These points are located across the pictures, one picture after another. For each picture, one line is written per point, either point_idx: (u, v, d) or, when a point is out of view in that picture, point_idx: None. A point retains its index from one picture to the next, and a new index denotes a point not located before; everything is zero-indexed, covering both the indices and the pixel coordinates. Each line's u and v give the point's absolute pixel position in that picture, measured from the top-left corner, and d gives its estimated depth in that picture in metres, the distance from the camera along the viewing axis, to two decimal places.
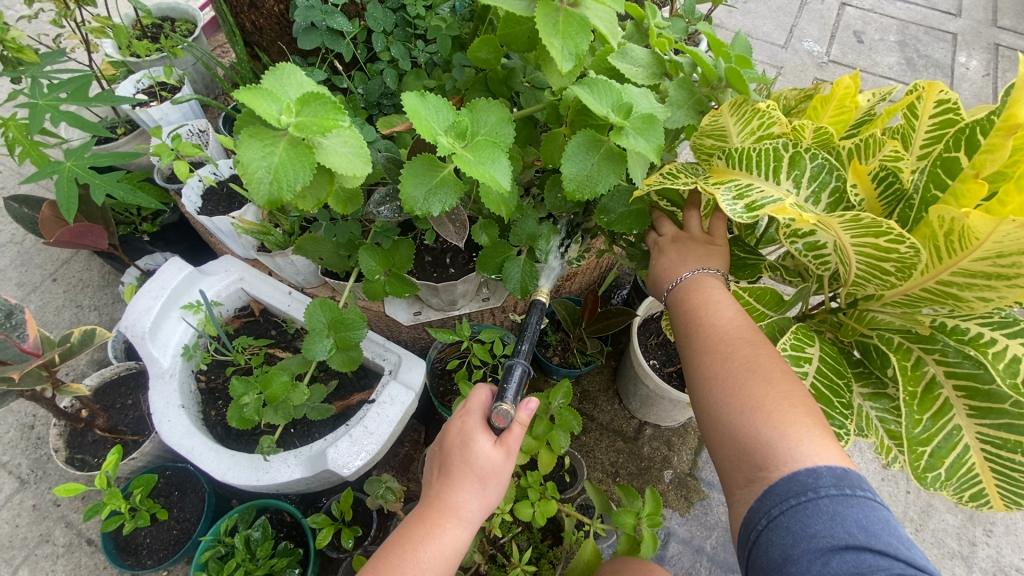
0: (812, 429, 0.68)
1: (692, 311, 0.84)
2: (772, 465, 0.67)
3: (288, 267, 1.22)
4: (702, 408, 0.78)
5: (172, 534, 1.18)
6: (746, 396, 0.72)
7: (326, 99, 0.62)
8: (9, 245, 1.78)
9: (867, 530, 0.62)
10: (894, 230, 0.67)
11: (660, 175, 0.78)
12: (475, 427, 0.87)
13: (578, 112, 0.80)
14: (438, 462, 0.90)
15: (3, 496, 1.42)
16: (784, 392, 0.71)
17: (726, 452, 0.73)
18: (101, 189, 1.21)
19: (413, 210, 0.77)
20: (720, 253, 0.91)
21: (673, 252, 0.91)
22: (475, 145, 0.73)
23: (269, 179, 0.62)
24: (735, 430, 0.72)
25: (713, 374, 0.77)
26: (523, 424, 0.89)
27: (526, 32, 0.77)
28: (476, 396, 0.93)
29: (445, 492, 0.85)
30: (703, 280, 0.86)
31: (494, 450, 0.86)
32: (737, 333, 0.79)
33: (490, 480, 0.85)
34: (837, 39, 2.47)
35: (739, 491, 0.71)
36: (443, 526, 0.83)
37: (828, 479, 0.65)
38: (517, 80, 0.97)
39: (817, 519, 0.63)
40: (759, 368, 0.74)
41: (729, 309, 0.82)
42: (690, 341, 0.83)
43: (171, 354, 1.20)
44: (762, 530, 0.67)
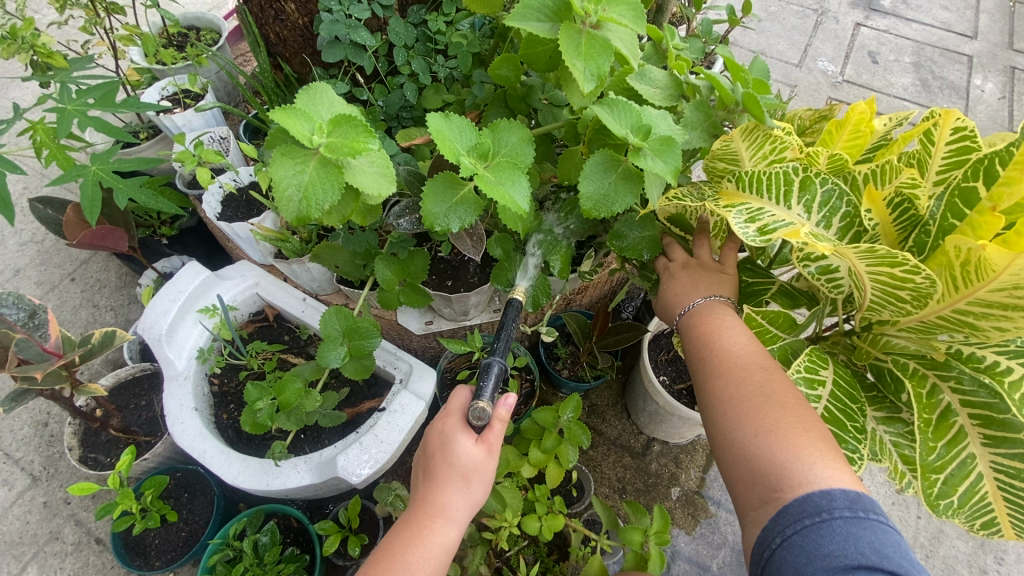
0: (823, 451, 0.69)
1: (700, 336, 0.85)
2: (784, 487, 0.67)
3: (304, 274, 1.24)
4: (714, 431, 0.78)
5: (181, 536, 1.19)
6: (759, 419, 0.72)
7: (357, 121, 0.64)
8: (31, 244, 1.82)
9: (879, 552, 0.61)
10: (909, 261, 0.67)
11: (671, 195, 0.83)
12: (456, 427, 0.87)
13: (596, 131, 0.82)
14: (424, 465, 0.90)
15: (15, 493, 1.44)
16: (796, 416, 0.72)
17: (739, 474, 0.73)
18: (124, 193, 1.24)
19: (433, 226, 0.78)
20: (730, 280, 0.92)
21: (684, 277, 0.93)
22: (496, 166, 0.74)
23: (298, 198, 0.63)
24: (747, 452, 0.72)
25: (723, 397, 0.77)
26: (502, 420, 0.89)
27: (549, 52, 0.78)
28: (456, 397, 0.93)
29: (432, 494, 0.85)
30: (714, 305, 0.87)
31: (475, 448, 0.85)
32: (745, 357, 0.80)
33: (474, 477, 0.86)
34: (852, 59, 2.48)
35: (753, 513, 0.71)
36: (431, 527, 0.84)
37: (841, 501, 0.64)
38: (536, 97, 0.99)
39: (831, 539, 0.63)
40: (770, 392, 0.75)
41: (736, 333, 0.83)
42: (700, 365, 0.84)
43: (186, 357, 1.21)
44: (775, 548, 0.66)
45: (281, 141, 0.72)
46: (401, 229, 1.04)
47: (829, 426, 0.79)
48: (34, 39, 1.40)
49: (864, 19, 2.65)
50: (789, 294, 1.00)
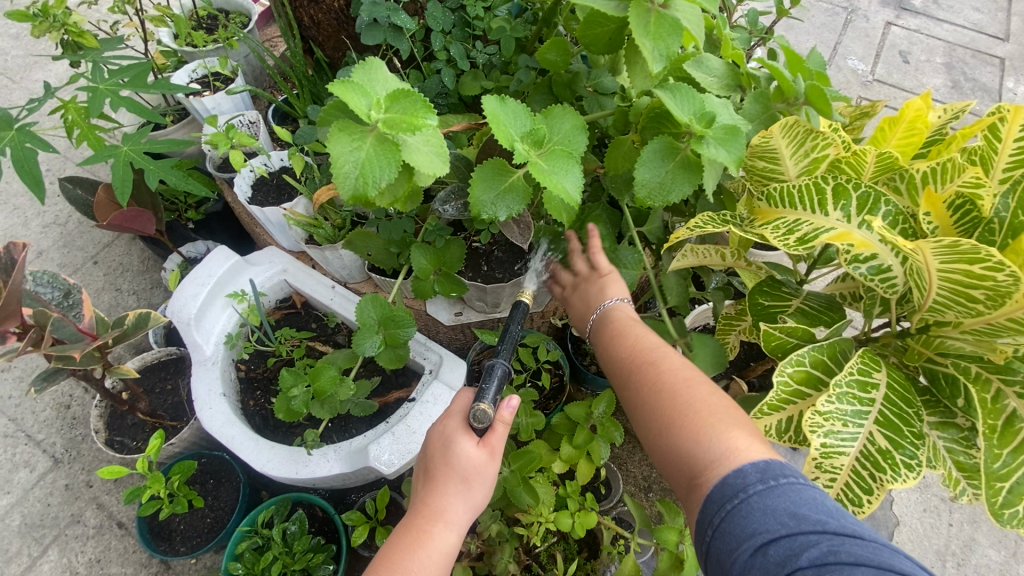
0: (721, 424, 0.67)
1: (608, 331, 0.81)
2: (700, 471, 0.65)
3: (335, 262, 1.22)
4: (635, 428, 0.75)
5: (206, 522, 1.17)
6: (662, 411, 0.70)
7: (417, 96, 0.62)
8: (54, 226, 1.81)
9: (797, 516, 0.58)
10: (993, 256, 0.63)
11: (690, 225, 0.80)
12: (456, 430, 0.84)
13: (652, 119, 0.79)
14: (423, 468, 0.87)
15: (37, 475, 1.43)
16: (691, 395, 0.70)
17: (665, 466, 0.70)
18: (155, 175, 1.22)
19: (481, 213, 0.76)
20: (614, 279, 0.87)
21: (577, 300, 0.89)
22: (550, 154, 0.72)
23: (356, 175, 0.61)
24: (663, 446, 0.70)
25: (631, 392, 0.75)
26: (505, 421, 0.85)
27: (608, 34, 0.76)
28: (460, 399, 0.91)
29: (431, 497, 0.82)
30: (608, 310, 0.83)
31: (477, 451, 0.83)
32: (643, 350, 0.77)
33: (474, 480, 0.82)
34: (882, 58, 2.43)
35: (686, 503, 0.68)
36: (431, 531, 0.80)
37: (752, 474, 0.62)
38: (581, 84, 0.96)
39: (752, 517, 0.60)
40: (666, 377, 0.72)
41: (638, 326, 0.80)
42: (607, 364, 0.81)
43: (214, 341, 1.20)
44: (709, 541, 0.63)
45: (335, 118, 0.70)
46: (447, 215, 0.98)
47: (882, 429, 0.74)
48: (66, 17, 1.38)
49: (895, 18, 2.61)
50: (808, 312, 0.90)
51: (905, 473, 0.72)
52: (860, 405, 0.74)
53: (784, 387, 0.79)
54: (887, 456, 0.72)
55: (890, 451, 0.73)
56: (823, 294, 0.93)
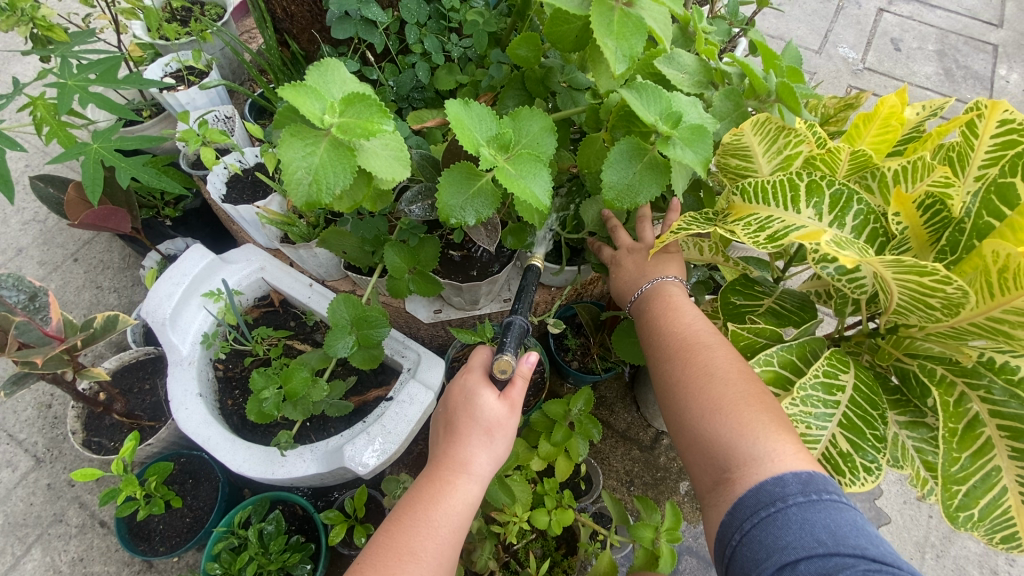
0: (769, 426, 0.67)
1: (658, 308, 0.83)
2: (736, 465, 0.66)
3: (311, 260, 1.21)
4: (669, 409, 0.77)
5: (186, 521, 1.17)
6: (706, 399, 0.71)
7: (371, 100, 0.60)
8: (33, 223, 1.79)
9: (836, 535, 0.59)
10: (939, 270, 0.61)
11: (673, 227, 0.76)
12: (479, 383, 0.85)
13: (621, 117, 0.77)
14: (444, 422, 0.88)
15: (19, 474, 1.43)
16: (740, 389, 0.71)
17: (696, 456, 0.72)
18: (127, 172, 1.20)
19: (449, 219, 0.75)
20: (676, 258, 0.90)
21: (631, 264, 0.90)
22: (517, 158, 0.71)
23: (309, 181, 0.59)
24: (699, 432, 0.71)
25: (673, 372, 0.77)
26: (525, 376, 0.85)
27: (575, 31, 0.74)
28: (477, 355, 0.91)
29: (454, 449, 0.82)
30: (667, 288, 0.84)
31: (499, 403, 0.83)
32: (695, 333, 0.78)
33: (497, 433, 0.83)
34: (874, 46, 2.40)
35: (710, 498, 0.69)
36: (453, 483, 0.80)
37: (794, 486, 0.62)
38: (555, 79, 0.94)
39: (788, 529, 0.61)
40: (717, 366, 0.74)
41: (689, 306, 0.82)
42: (650, 341, 0.83)
43: (191, 341, 1.19)
44: (736, 545, 0.64)
45: (292, 120, 0.68)
46: (413, 216, 0.96)
47: (846, 431, 0.73)
48: (34, 11, 1.34)
49: (887, 5, 2.57)
50: (779, 313, 0.90)
51: (863, 476, 0.72)
52: (825, 407, 0.74)
53: None
54: (847, 459, 0.72)
55: (850, 454, 0.72)
56: (797, 293, 0.91)
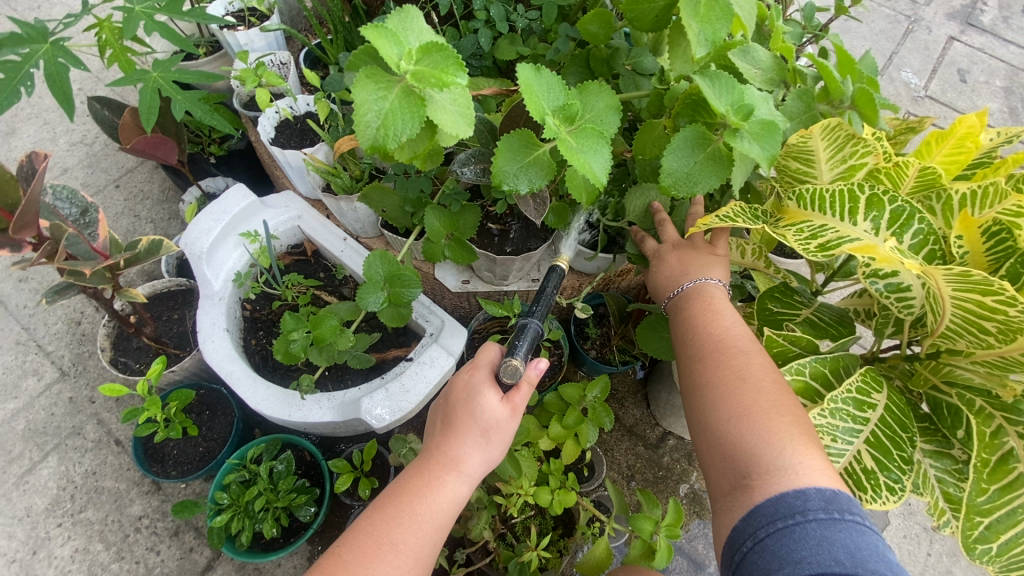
0: (797, 441, 0.67)
1: (697, 310, 0.83)
2: (755, 473, 0.66)
3: (350, 214, 1.23)
4: (693, 409, 0.77)
5: (198, 451, 1.21)
6: (736, 405, 0.71)
7: (449, 52, 0.59)
8: (80, 144, 1.83)
9: (854, 557, 0.59)
10: (1006, 290, 0.59)
11: (718, 213, 0.77)
12: (483, 381, 0.83)
13: (686, 105, 0.75)
14: (443, 415, 0.87)
15: (44, 383, 1.48)
16: (773, 400, 0.70)
17: (716, 460, 0.71)
18: (182, 105, 1.23)
19: (502, 184, 0.75)
20: (721, 262, 0.89)
21: (674, 259, 0.89)
22: (580, 131, 0.70)
23: (377, 125, 0.59)
24: (722, 436, 0.71)
25: (702, 373, 0.76)
26: (530, 382, 0.83)
27: (655, 10, 0.72)
28: (486, 350, 0.89)
29: (447, 445, 0.82)
30: (708, 290, 0.84)
31: (500, 406, 0.82)
32: (732, 338, 0.78)
33: (492, 436, 0.82)
34: (939, 74, 2.32)
35: (725, 502, 0.69)
36: (443, 479, 0.80)
37: (816, 502, 0.62)
38: (620, 61, 0.93)
39: (804, 543, 0.60)
40: (750, 372, 0.73)
41: (729, 313, 0.82)
42: (682, 340, 0.83)
43: (223, 278, 1.22)
44: (746, 551, 0.64)
45: (365, 63, 0.67)
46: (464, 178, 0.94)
47: (872, 449, 0.73)
48: None
49: (959, 34, 2.47)
50: (816, 324, 0.86)
51: (885, 495, 0.71)
52: (853, 423, 0.74)
53: None
54: (870, 476, 0.72)
55: (874, 472, 0.72)
56: (836, 308, 0.89)
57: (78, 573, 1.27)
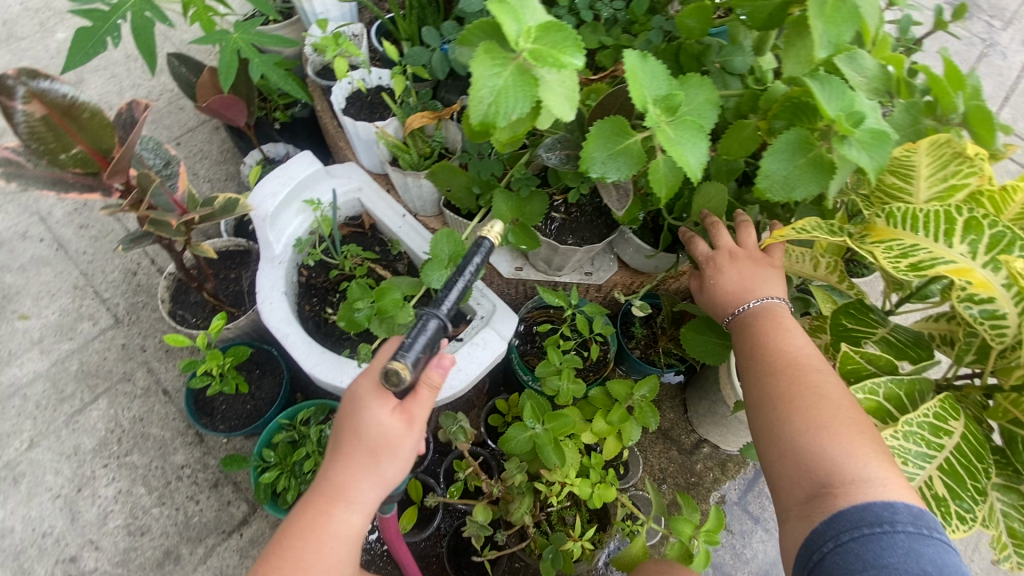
0: (878, 455, 0.66)
1: (765, 323, 0.82)
2: (836, 483, 0.65)
3: (413, 191, 1.24)
4: (761, 421, 0.76)
5: (246, 408, 1.24)
6: (815, 415, 0.70)
7: (569, 32, 0.58)
8: (145, 100, 1.87)
9: (943, 570, 0.58)
10: None
11: (797, 226, 0.79)
12: (368, 395, 0.78)
13: (788, 108, 0.75)
14: (332, 435, 0.82)
15: (99, 328, 1.53)
16: (852, 415, 0.70)
17: (788, 467, 0.70)
18: (259, 69, 1.24)
19: (589, 170, 0.74)
20: (778, 276, 0.88)
21: (735, 272, 0.88)
22: (679, 123, 0.68)
23: (490, 101, 0.59)
24: (798, 444, 0.70)
25: (773, 387, 0.75)
26: (427, 386, 0.78)
27: (770, 9, 0.70)
28: (380, 353, 0.83)
29: (333, 472, 0.78)
30: (775, 305, 0.84)
31: (387, 421, 0.77)
32: (804, 353, 0.78)
33: (383, 454, 0.77)
34: (1011, 102, 2.24)
35: (800, 508, 0.68)
36: (332, 509, 0.76)
37: (905, 515, 0.61)
38: (711, 59, 0.91)
39: (891, 551, 0.59)
40: (827, 388, 0.73)
41: (798, 329, 0.82)
42: (747, 356, 0.82)
43: (284, 242, 1.24)
44: (825, 553, 0.63)
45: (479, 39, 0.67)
46: (547, 164, 0.93)
47: (944, 476, 0.71)
48: None
49: None
50: (892, 344, 0.84)
51: (955, 524, 0.70)
52: (926, 448, 0.72)
53: None
54: (941, 504, 0.70)
55: (945, 499, 0.70)
56: (910, 329, 0.86)
57: (120, 513, 1.32)
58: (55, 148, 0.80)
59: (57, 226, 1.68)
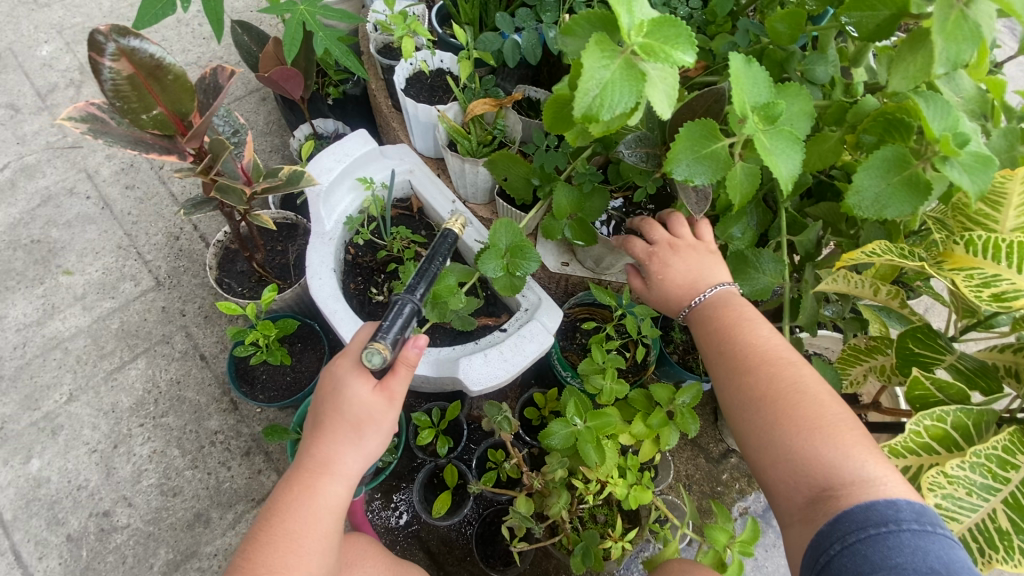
0: (867, 451, 0.66)
1: (732, 322, 0.83)
2: (836, 485, 0.64)
3: (468, 177, 1.23)
4: (746, 424, 0.75)
5: (286, 380, 1.25)
6: (802, 415, 0.70)
7: (682, 28, 0.58)
8: (194, 65, 1.87)
9: (951, 567, 0.56)
10: None
11: (866, 249, 0.78)
12: (348, 372, 0.79)
13: (880, 124, 0.74)
14: (311, 415, 0.82)
15: (140, 289, 1.55)
16: (837, 412, 0.70)
17: (783, 469, 0.69)
18: (323, 43, 1.23)
19: (672, 172, 0.73)
20: (718, 260, 0.92)
21: (681, 263, 0.91)
22: (776, 132, 0.68)
23: (597, 94, 0.57)
24: (790, 445, 0.69)
25: (748, 387, 0.76)
26: (408, 364, 0.80)
27: (877, 22, 0.68)
28: (357, 339, 0.86)
29: (316, 448, 0.78)
30: (728, 299, 0.86)
31: (368, 397, 0.78)
32: (777, 350, 0.78)
33: (366, 429, 0.78)
34: None
35: (801, 513, 0.66)
36: (317, 484, 0.76)
37: (907, 512, 0.60)
38: (792, 66, 0.89)
39: (899, 551, 0.58)
40: (806, 385, 0.73)
41: (766, 326, 0.82)
42: (717, 357, 0.82)
43: (335, 219, 1.24)
44: (833, 556, 0.61)
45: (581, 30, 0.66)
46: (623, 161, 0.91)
47: (1009, 510, 0.69)
48: None
49: None
50: (960, 373, 0.82)
51: (1018, 559, 0.68)
52: (991, 481, 0.70)
53: (912, 436, 0.75)
54: (1004, 537, 0.68)
55: (1009, 533, 0.68)
56: (977, 358, 0.84)
57: (154, 472, 1.34)
58: (137, 108, 0.80)
59: (104, 184, 1.70)
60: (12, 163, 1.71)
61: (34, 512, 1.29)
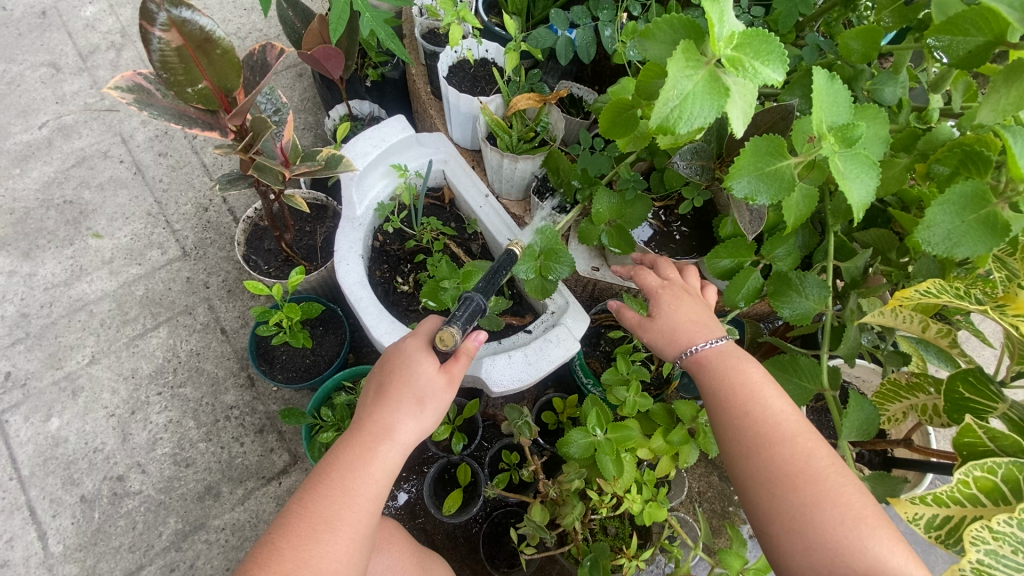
0: (891, 540, 0.61)
1: (739, 383, 0.74)
2: None
3: (505, 173, 1.20)
4: (764, 503, 0.67)
5: (305, 362, 1.24)
6: (823, 496, 0.63)
7: (775, 42, 0.55)
8: (234, 35, 1.86)
9: None
10: None
11: (923, 287, 0.72)
12: (418, 349, 0.80)
13: (960, 156, 0.69)
14: (373, 384, 0.82)
15: (166, 258, 1.55)
16: (855, 492, 0.64)
17: (809, 557, 0.62)
18: (370, 24, 1.21)
19: (733, 187, 0.70)
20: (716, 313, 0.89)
21: (694, 302, 0.86)
22: (848, 155, 0.64)
23: (676, 105, 0.54)
24: (816, 531, 0.62)
25: (766, 463, 0.67)
26: (468, 353, 0.82)
27: (968, 48, 0.66)
28: (425, 322, 0.86)
29: (378, 413, 0.77)
30: (733, 355, 0.78)
31: (436, 375, 0.79)
32: (784, 417, 0.70)
33: (429, 404, 0.78)
34: None
35: None
36: (375, 449, 0.74)
37: None
38: (860, 85, 0.85)
39: None
40: (824, 462, 0.66)
41: (771, 389, 0.74)
42: (723, 426, 0.73)
43: (366, 205, 1.22)
44: None
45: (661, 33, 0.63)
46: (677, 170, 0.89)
47: None
48: None
49: None
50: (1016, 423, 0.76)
51: None
52: None
53: (958, 488, 0.69)
54: None
55: None
56: None
57: (168, 441, 1.35)
58: (184, 81, 0.79)
59: (137, 150, 1.70)
60: (50, 122, 1.72)
61: (51, 470, 1.31)
